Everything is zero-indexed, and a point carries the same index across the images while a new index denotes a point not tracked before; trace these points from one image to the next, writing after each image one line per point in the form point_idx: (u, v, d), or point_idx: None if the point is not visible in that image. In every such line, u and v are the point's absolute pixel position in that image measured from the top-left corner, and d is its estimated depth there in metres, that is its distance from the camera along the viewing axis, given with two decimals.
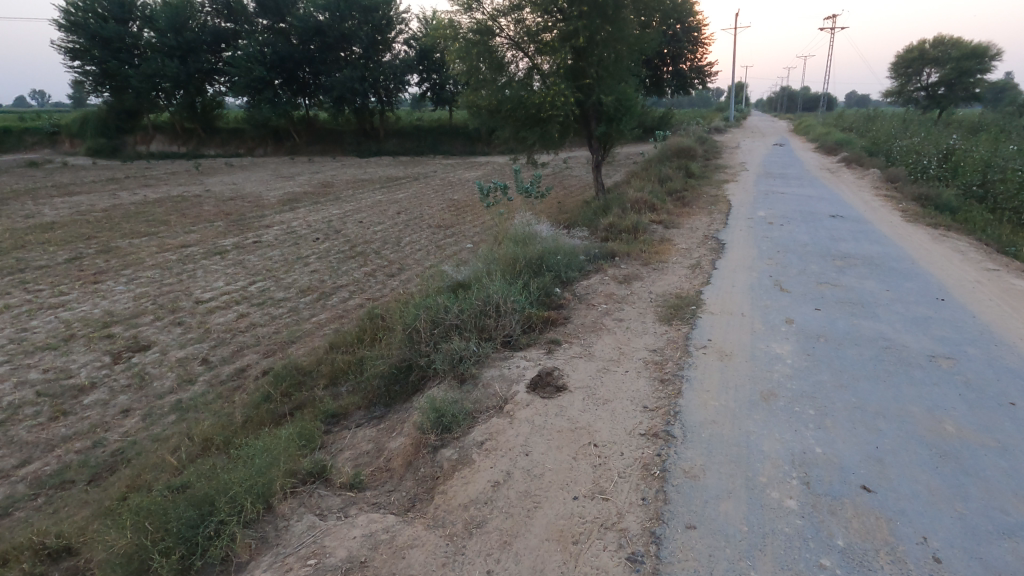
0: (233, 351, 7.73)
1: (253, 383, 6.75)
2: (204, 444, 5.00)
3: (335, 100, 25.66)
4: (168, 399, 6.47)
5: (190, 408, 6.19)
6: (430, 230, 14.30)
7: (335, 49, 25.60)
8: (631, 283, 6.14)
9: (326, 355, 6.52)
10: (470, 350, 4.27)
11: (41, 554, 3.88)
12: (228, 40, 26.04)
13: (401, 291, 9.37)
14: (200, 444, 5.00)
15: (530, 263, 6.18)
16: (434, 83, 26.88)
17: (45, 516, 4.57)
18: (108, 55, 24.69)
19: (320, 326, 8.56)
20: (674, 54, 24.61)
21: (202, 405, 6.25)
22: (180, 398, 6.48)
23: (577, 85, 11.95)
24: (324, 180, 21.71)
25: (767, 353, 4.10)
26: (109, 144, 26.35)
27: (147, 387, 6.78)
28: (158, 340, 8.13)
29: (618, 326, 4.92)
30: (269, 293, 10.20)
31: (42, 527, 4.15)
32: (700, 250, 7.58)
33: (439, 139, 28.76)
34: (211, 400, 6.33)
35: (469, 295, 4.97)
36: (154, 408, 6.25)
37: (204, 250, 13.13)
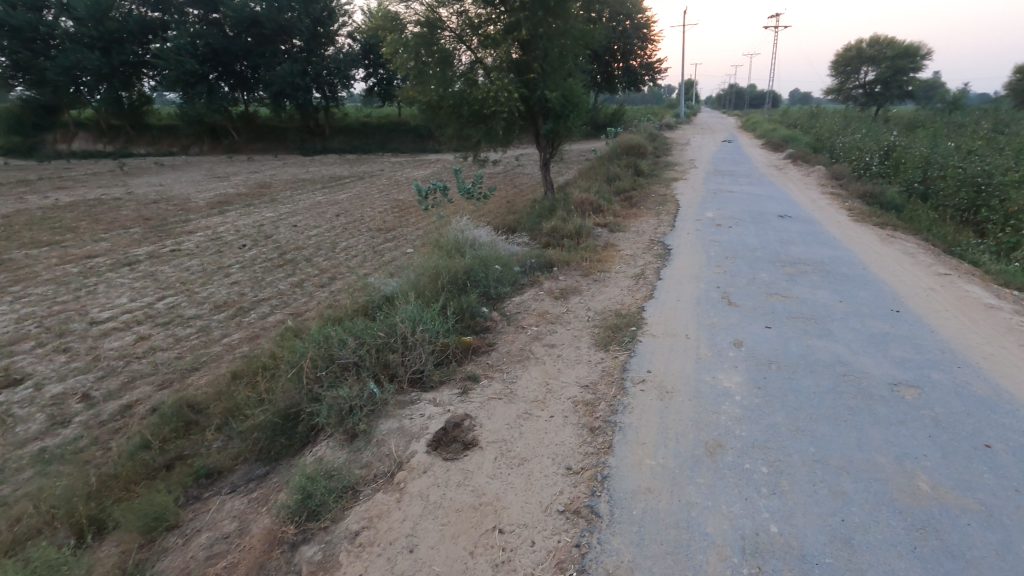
0: (121, 383, 6.67)
1: (138, 424, 5.78)
2: (49, 515, 4.06)
3: (275, 95, 23.99)
4: (29, 449, 5.42)
5: (52, 461, 5.17)
6: (369, 234, 13.34)
7: (274, 41, 23.89)
8: (569, 298, 5.52)
9: (224, 387, 5.61)
10: (364, 394, 3.51)
11: None
12: (157, 31, 23.67)
13: (327, 304, 8.45)
14: (42, 516, 4.04)
15: (456, 279, 5.45)
16: (381, 78, 25.69)
17: None
18: (19, 46, 22.48)
19: (230, 349, 7.57)
20: (623, 50, 24.29)
21: (68, 456, 5.24)
22: (44, 446, 5.44)
23: (521, 80, 11.25)
24: (260, 180, 20.31)
25: (713, 387, 3.54)
26: (22, 142, 24.02)
27: (8, 433, 5.70)
28: (35, 372, 6.98)
29: (548, 353, 4.27)
30: (178, 309, 9.08)
31: None
32: (645, 256, 7.06)
33: (388, 136, 27.54)
34: (81, 449, 5.35)
35: (374, 324, 4.23)
36: (7, 463, 5.19)
37: (112, 261, 11.77)
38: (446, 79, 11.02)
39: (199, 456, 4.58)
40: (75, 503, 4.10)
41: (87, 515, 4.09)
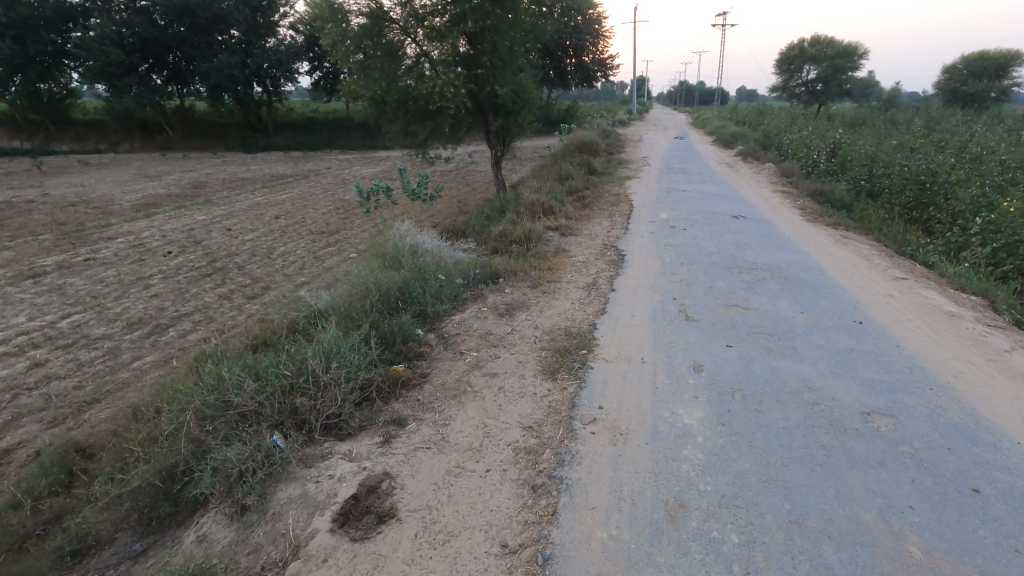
0: (6, 421, 5.72)
1: (17, 473, 4.86)
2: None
3: (212, 88, 22.46)
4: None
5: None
6: (310, 238, 12.15)
7: (209, 31, 22.17)
8: (515, 314, 5.01)
9: (119, 425, 4.78)
10: (260, 453, 2.86)
11: None
12: (78, 19, 21.63)
13: (257, 319, 7.58)
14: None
15: (387, 296, 4.88)
16: (326, 72, 24.49)
17: None
18: None
19: (141, 375, 6.65)
20: (575, 45, 23.94)
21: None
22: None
23: (470, 75, 10.67)
24: (196, 179, 18.73)
25: (672, 424, 3.12)
26: None
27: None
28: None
29: (489, 385, 3.74)
30: (84, 329, 7.92)
31: None
32: (598, 263, 6.64)
33: (335, 132, 26.26)
34: None
35: (283, 359, 3.59)
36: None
37: (13, 272, 10.15)
38: (390, 74, 10.29)
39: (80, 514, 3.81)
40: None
41: None
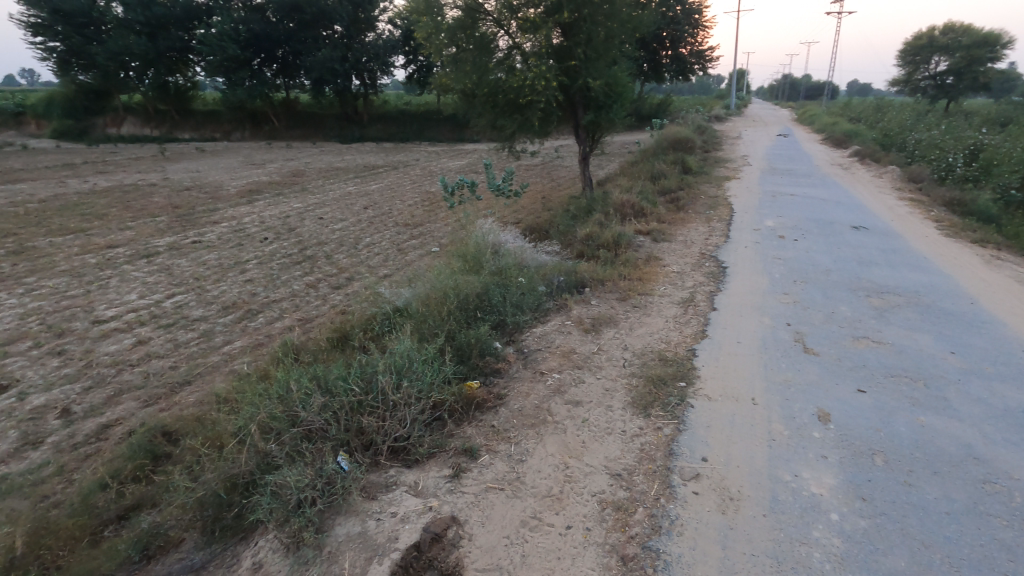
0: (104, 397, 5.00)
1: (112, 452, 4.21)
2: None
3: (315, 81, 23.40)
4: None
5: (9, 493, 3.79)
6: (395, 229, 11.76)
7: (315, 27, 23.15)
8: (602, 331, 4.56)
9: (208, 412, 4.34)
10: (321, 479, 2.63)
11: None
12: (202, 18, 23.53)
13: (339, 308, 7.43)
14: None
15: (465, 303, 4.63)
16: (420, 65, 24.72)
17: None
18: (73, 32, 22.63)
19: (231, 360, 5.84)
20: (672, 37, 22.69)
21: (27, 488, 3.83)
22: (5, 475, 3.98)
23: (561, 67, 10.16)
24: (295, 168, 19.39)
25: (795, 492, 2.57)
26: (74, 125, 24.13)
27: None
28: (19, 378, 5.25)
29: (572, 416, 3.33)
30: (184, 310, 7.14)
31: None
32: (694, 275, 6.02)
33: (425, 125, 26.33)
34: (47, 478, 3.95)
35: (353, 371, 3.36)
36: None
37: (130, 252, 9.63)
38: (482, 66, 10.01)
39: (158, 507, 3.60)
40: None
41: None
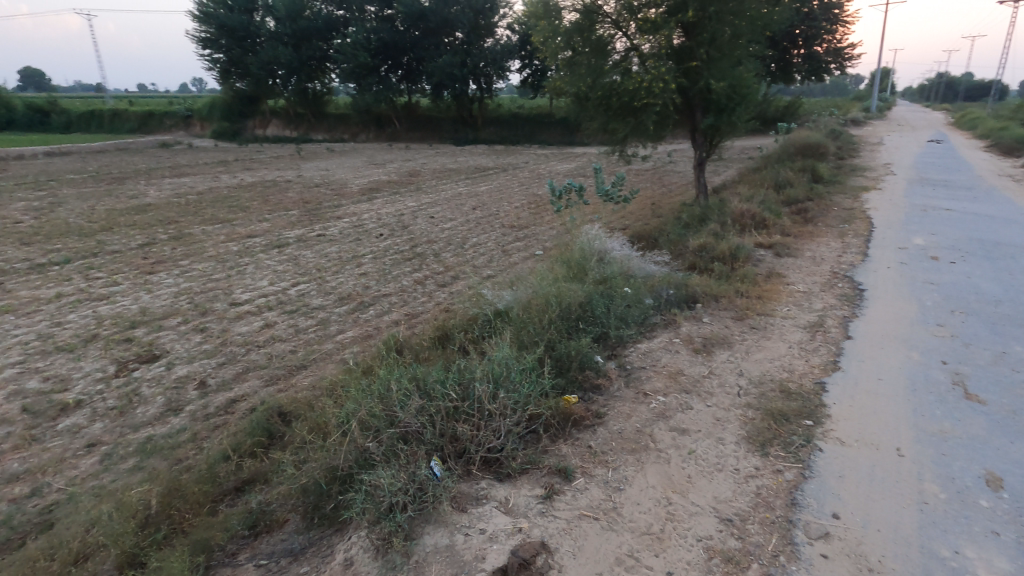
0: (234, 373, 5.47)
1: (236, 425, 4.57)
2: (101, 543, 3.21)
3: (435, 86, 24.43)
4: (136, 436, 4.42)
5: (152, 452, 4.20)
6: (501, 230, 11.87)
7: (438, 34, 24.07)
8: (714, 352, 4.19)
9: (318, 397, 4.56)
10: (413, 484, 2.62)
11: None
12: (339, 28, 25.57)
13: (443, 306, 7.59)
14: (97, 539, 3.23)
15: (567, 312, 4.50)
16: (535, 69, 24.74)
17: None
18: (234, 44, 25.78)
19: (342, 349, 6.16)
20: (807, 34, 20.85)
21: (167, 450, 4.23)
22: (151, 435, 4.42)
23: (681, 69, 9.64)
24: (412, 168, 20.36)
25: (957, 574, 2.15)
26: (229, 127, 27.29)
27: (125, 414, 4.72)
28: (168, 350, 5.89)
29: (676, 444, 3.06)
30: (306, 299, 7.68)
31: None
32: (823, 297, 5.38)
33: (536, 128, 26.24)
34: (182, 442, 4.36)
35: (451, 375, 3.34)
36: (118, 445, 4.27)
37: (265, 242, 10.60)
38: (597, 69, 9.76)
39: (271, 485, 3.78)
40: (124, 533, 3.20)
41: (130, 551, 3.15)
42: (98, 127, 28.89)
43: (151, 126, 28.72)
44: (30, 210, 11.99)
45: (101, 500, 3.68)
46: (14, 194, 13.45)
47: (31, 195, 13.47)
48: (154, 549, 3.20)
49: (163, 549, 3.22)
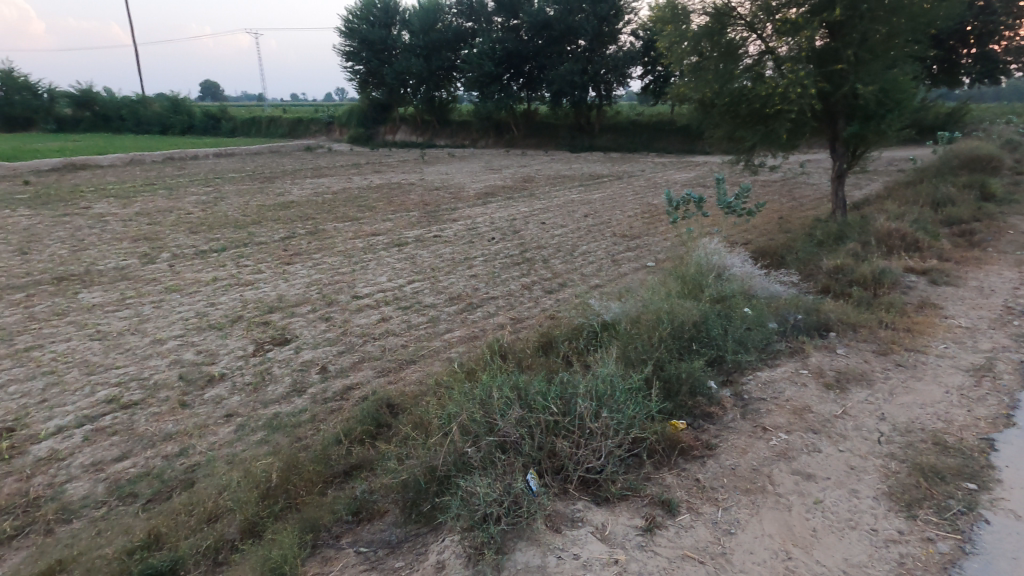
0: (351, 361, 5.85)
1: (350, 412, 4.87)
2: (229, 507, 3.53)
3: (555, 93, 24.56)
4: (265, 412, 4.85)
5: (277, 428, 4.59)
6: (612, 239, 11.60)
7: (561, 42, 24.21)
8: (849, 389, 3.72)
9: (424, 393, 4.71)
10: (508, 497, 2.60)
11: None
12: (467, 39, 26.72)
13: (549, 313, 7.53)
14: (226, 503, 3.55)
15: (679, 330, 4.25)
16: (658, 76, 23.82)
17: (79, 515, 3.65)
18: (373, 56, 27.97)
19: (449, 347, 6.34)
20: (983, 30, 18.12)
21: (289, 427, 4.60)
22: (277, 412, 4.83)
23: (823, 72, 8.73)
24: (527, 174, 20.64)
25: None
26: (364, 133, 29.57)
27: (258, 390, 5.22)
28: (297, 335, 6.43)
29: (799, 492, 2.75)
30: (419, 296, 8.03)
31: (76, 549, 3.30)
32: (993, 336, 4.59)
33: (655, 136, 24.68)
34: (302, 421, 4.72)
35: (553, 387, 3.27)
36: (250, 419, 4.72)
37: (387, 240, 11.29)
38: (726, 74, 9.15)
39: (375, 474, 3.91)
40: (247, 502, 3.50)
41: (252, 519, 3.44)
42: (257, 132, 32.76)
43: (299, 131, 31.91)
44: (199, 203, 13.81)
45: (233, 467, 4.07)
46: (188, 189, 15.57)
47: (200, 190, 15.51)
48: (271, 520, 3.46)
49: (278, 522, 3.47)
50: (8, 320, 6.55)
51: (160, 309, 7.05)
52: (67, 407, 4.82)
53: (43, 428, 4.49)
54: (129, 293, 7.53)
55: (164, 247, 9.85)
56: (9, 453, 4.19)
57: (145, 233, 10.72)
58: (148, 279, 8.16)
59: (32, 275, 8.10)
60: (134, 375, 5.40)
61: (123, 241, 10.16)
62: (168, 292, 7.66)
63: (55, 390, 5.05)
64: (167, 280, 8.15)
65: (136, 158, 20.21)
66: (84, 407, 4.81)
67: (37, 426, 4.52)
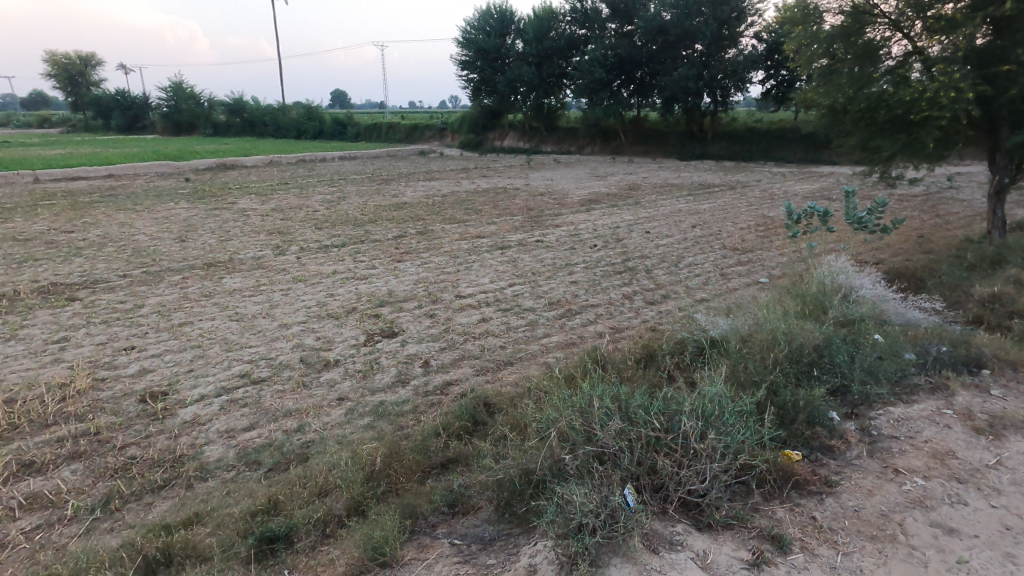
0: (451, 358, 6.06)
1: (448, 406, 5.04)
2: (338, 484, 3.79)
3: (666, 100, 23.82)
4: (372, 399, 5.16)
5: (382, 415, 4.87)
6: (721, 252, 11.00)
7: (677, 47, 23.46)
8: (1005, 436, 3.23)
9: (520, 395, 4.76)
10: (604, 509, 2.57)
11: (150, 552, 3.22)
12: (579, 46, 26.76)
13: (649, 324, 7.30)
14: (335, 480, 3.82)
15: (798, 353, 3.99)
16: (782, 80, 22.20)
17: (212, 475, 4.10)
18: (487, 65, 28.90)
19: (546, 352, 6.36)
20: None
21: (393, 416, 4.86)
22: (383, 400, 5.13)
23: (984, 75, 7.58)
24: (632, 182, 20.19)
25: None
26: (474, 139, 30.61)
27: (367, 378, 5.57)
28: (404, 329, 6.78)
29: (936, 548, 2.44)
30: (519, 299, 8.14)
31: (209, 506, 3.70)
32: None
33: (774, 144, 22.98)
34: (405, 411, 4.97)
35: (655, 401, 3.17)
36: (359, 404, 5.04)
37: (491, 243, 11.57)
38: (863, 77, 8.30)
39: (471, 469, 3.99)
40: (354, 481, 3.74)
41: (357, 498, 3.65)
42: (377, 137, 35.08)
43: (415, 136, 33.70)
44: (324, 202, 15.05)
45: (342, 447, 4.38)
46: (315, 189, 17.02)
47: (326, 190, 16.89)
48: (374, 501, 3.67)
49: (380, 503, 3.67)
50: (167, 297, 7.55)
51: (287, 297, 7.77)
52: (209, 377, 5.44)
53: (189, 395, 5.11)
54: (263, 281, 8.38)
55: (293, 241, 10.83)
56: (162, 414, 4.81)
57: (278, 227, 11.86)
58: (279, 269, 9.02)
59: (187, 260, 9.27)
60: (264, 354, 5.99)
61: (259, 233, 11.32)
62: (295, 281, 8.41)
63: (200, 362, 5.73)
64: (294, 270, 8.95)
65: (274, 159, 22.45)
66: (223, 378, 5.41)
67: (185, 392, 5.15)
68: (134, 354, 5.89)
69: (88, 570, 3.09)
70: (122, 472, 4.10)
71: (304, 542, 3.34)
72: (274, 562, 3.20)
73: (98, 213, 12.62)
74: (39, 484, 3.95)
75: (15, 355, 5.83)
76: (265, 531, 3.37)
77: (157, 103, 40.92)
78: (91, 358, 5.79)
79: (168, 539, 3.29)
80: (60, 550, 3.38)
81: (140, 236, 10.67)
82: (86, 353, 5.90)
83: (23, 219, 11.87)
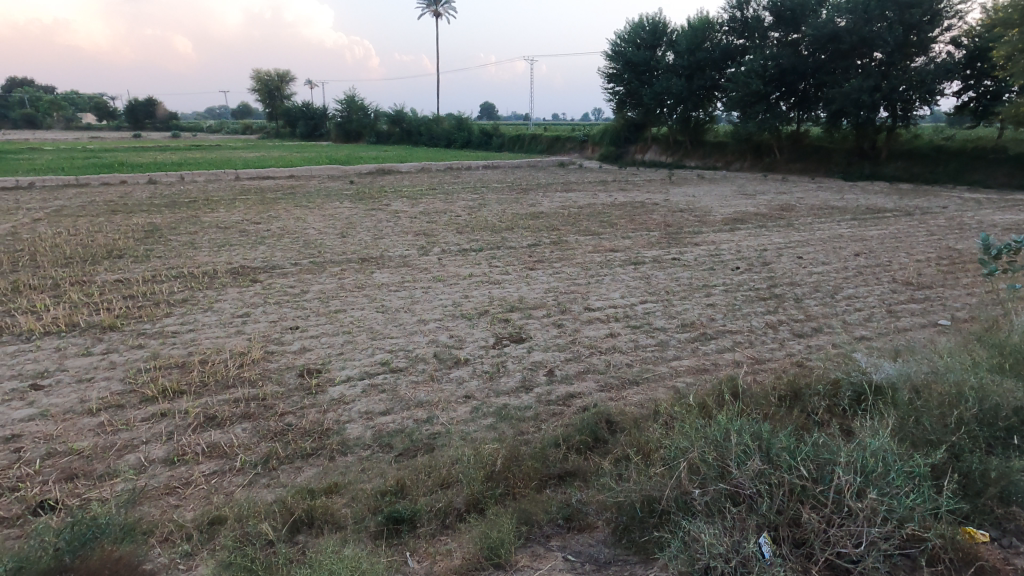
0: (576, 370, 6.01)
1: (569, 419, 5.00)
2: (460, 478, 3.93)
3: (833, 113, 21.58)
4: (497, 401, 5.30)
5: (505, 418, 4.98)
6: (890, 285, 9.65)
7: (850, 56, 21.05)
8: None
9: (645, 417, 4.58)
10: (736, 556, 2.40)
11: (290, 515, 3.58)
12: (736, 57, 25.34)
13: (796, 359, 6.63)
14: (457, 474, 3.97)
15: (991, 415, 3.36)
16: (985, 91, 18.92)
17: (350, 450, 4.48)
18: (634, 78, 28.51)
19: (675, 375, 6.06)
20: None
21: (515, 420, 4.94)
22: (507, 403, 5.24)
23: None
24: (785, 201, 18.57)
25: None
26: (615, 151, 30.38)
27: (494, 379, 5.73)
28: (531, 336, 6.88)
29: None
30: (650, 317, 7.86)
31: (346, 479, 4.05)
32: None
33: (969, 164, 19.56)
34: (527, 417, 5.02)
35: (804, 448, 2.85)
36: (484, 404, 5.21)
37: (625, 257, 11.33)
38: None
39: (589, 486, 3.91)
40: (475, 478, 3.86)
41: (476, 496, 3.76)
42: (520, 148, 36.23)
43: (556, 147, 34.28)
44: (467, 208, 15.85)
45: (466, 443, 4.56)
46: (460, 195, 17.97)
47: (469, 197, 17.77)
48: (492, 501, 3.74)
49: (498, 504, 3.74)
50: (327, 286, 8.46)
51: (427, 294, 8.30)
52: (354, 361, 5.99)
53: (338, 375, 5.66)
54: (407, 278, 9.05)
55: (436, 243, 11.55)
56: (316, 389, 5.39)
57: (424, 229, 12.71)
58: (422, 268, 9.66)
59: (346, 254, 10.29)
60: (403, 345, 6.45)
61: (407, 234, 12.23)
62: (434, 280, 8.97)
63: (350, 347, 6.34)
64: (435, 270, 9.54)
65: (426, 167, 24.17)
66: (367, 364, 5.94)
67: (335, 372, 5.72)
68: (297, 334, 6.68)
69: (250, 518, 3.54)
70: (280, 436, 4.65)
71: (426, 529, 3.50)
72: (398, 542, 3.40)
73: (280, 208, 14.52)
74: (218, 435, 4.62)
75: (210, 324, 6.91)
76: (392, 511, 3.58)
77: (334, 113, 46.34)
78: (265, 333, 6.67)
79: (312, 503, 3.65)
80: (229, 496, 3.92)
81: (310, 230, 12.08)
82: (261, 328, 6.81)
83: (225, 210, 14.06)
